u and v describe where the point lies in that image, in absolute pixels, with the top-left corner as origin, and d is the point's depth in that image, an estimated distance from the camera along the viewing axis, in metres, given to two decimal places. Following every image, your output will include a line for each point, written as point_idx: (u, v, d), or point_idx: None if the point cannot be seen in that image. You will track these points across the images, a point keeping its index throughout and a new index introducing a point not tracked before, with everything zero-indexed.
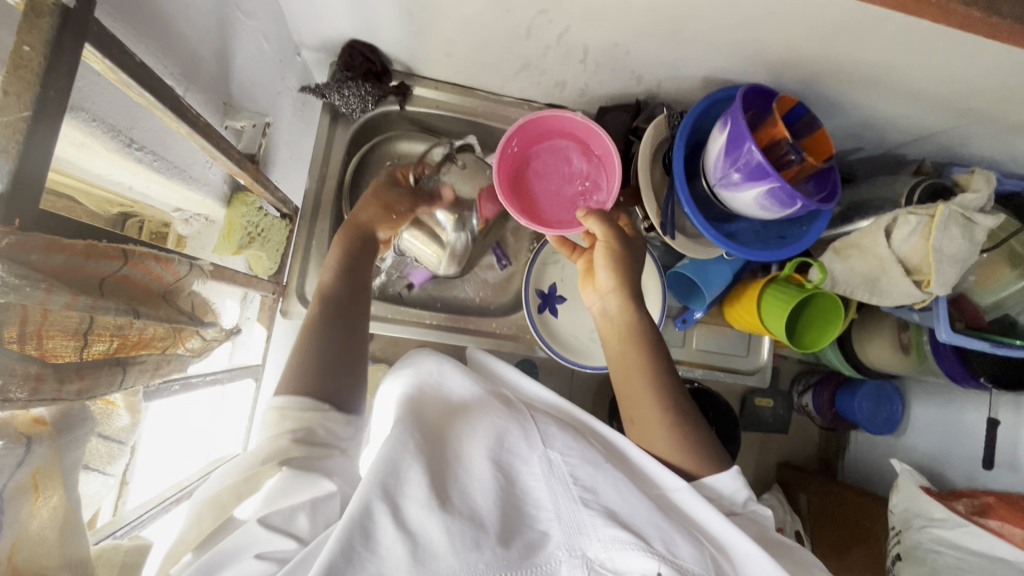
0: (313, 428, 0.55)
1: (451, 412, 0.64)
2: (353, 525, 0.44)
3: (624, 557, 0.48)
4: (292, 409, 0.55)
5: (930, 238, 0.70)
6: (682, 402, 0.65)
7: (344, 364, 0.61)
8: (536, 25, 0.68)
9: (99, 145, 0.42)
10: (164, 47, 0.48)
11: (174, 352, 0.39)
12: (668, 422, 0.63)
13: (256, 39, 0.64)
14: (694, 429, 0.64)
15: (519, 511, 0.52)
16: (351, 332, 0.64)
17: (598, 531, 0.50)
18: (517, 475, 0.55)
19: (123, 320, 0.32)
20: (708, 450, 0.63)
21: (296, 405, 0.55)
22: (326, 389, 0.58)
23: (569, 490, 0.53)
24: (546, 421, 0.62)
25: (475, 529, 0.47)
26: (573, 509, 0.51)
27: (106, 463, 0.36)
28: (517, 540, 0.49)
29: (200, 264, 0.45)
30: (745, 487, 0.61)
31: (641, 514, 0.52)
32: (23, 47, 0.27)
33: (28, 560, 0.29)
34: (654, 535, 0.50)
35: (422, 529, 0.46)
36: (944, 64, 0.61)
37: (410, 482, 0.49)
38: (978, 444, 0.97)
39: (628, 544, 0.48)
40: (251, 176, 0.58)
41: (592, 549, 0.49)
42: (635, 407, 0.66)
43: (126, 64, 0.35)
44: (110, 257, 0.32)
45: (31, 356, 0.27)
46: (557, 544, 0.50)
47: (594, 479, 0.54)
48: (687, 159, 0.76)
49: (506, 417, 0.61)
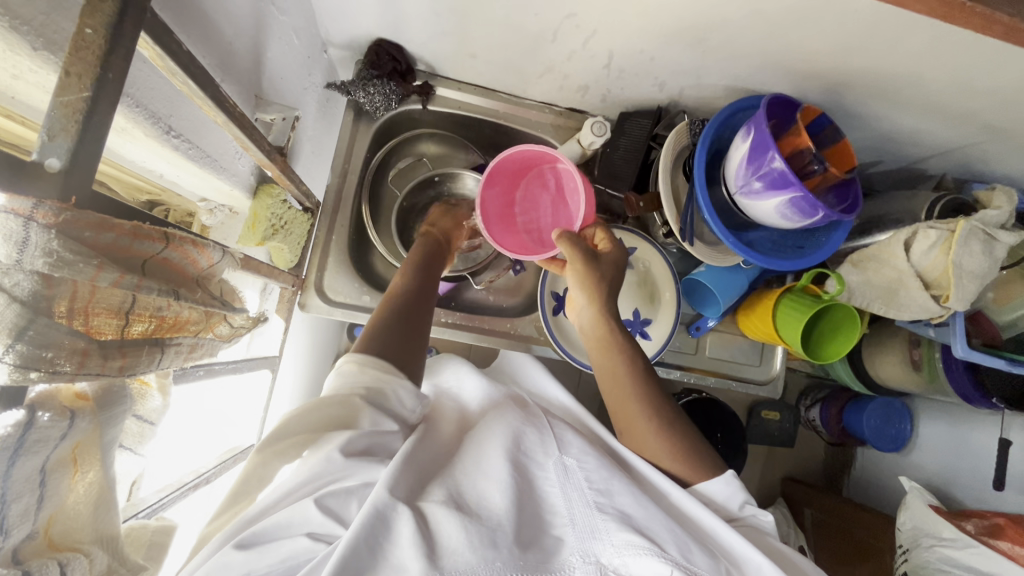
0: (382, 391, 0.56)
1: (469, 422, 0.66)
2: (375, 514, 0.44)
3: (636, 562, 0.46)
4: (368, 367, 0.56)
5: (950, 253, 0.70)
6: (671, 413, 0.65)
7: (423, 325, 0.66)
8: (562, 30, 0.68)
9: (140, 131, 0.43)
10: (202, 37, 0.49)
11: (206, 337, 0.40)
12: (655, 430, 0.64)
13: (288, 35, 0.65)
14: (690, 439, 0.64)
15: (535, 515, 0.51)
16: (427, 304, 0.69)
17: (613, 536, 0.48)
18: (533, 479, 0.54)
19: (162, 301, 0.32)
20: (704, 458, 0.63)
21: (374, 365, 0.57)
22: (406, 347, 0.61)
23: (583, 495, 0.52)
24: (562, 428, 0.63)
25: (492, 529, 0.46)
26: (588, 513, 0.50)
27: (138, 443, 0.36)
28: (532, 544, 0.47)
29: (232, 251, 0.46)
30: (742, 491, 0.61)
31: (655, 521, 0.51)
32: (85, 30, 0.27)
33: (64, 533, 0.29)
34: (669, 539, 0.49)
35: (441, 529, 0.45)
36: (970, 78, 0.62)
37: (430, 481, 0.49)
38: (988, 464, 0.96)
39: (641, 547, 0.47)
40: (278, 168, 0.59)
41: (605, 553, 0.48)
42: (622, 415, 0.66)
43: (174, 52, 0.36)
44: (153, 239, 0.32)
45: (79, 331, 0.28)
46: (571, 551, 0.48)
47: (609, 483, 0.53)
48: (708, 166, 0.76)
49: (522, 423, 0.61)
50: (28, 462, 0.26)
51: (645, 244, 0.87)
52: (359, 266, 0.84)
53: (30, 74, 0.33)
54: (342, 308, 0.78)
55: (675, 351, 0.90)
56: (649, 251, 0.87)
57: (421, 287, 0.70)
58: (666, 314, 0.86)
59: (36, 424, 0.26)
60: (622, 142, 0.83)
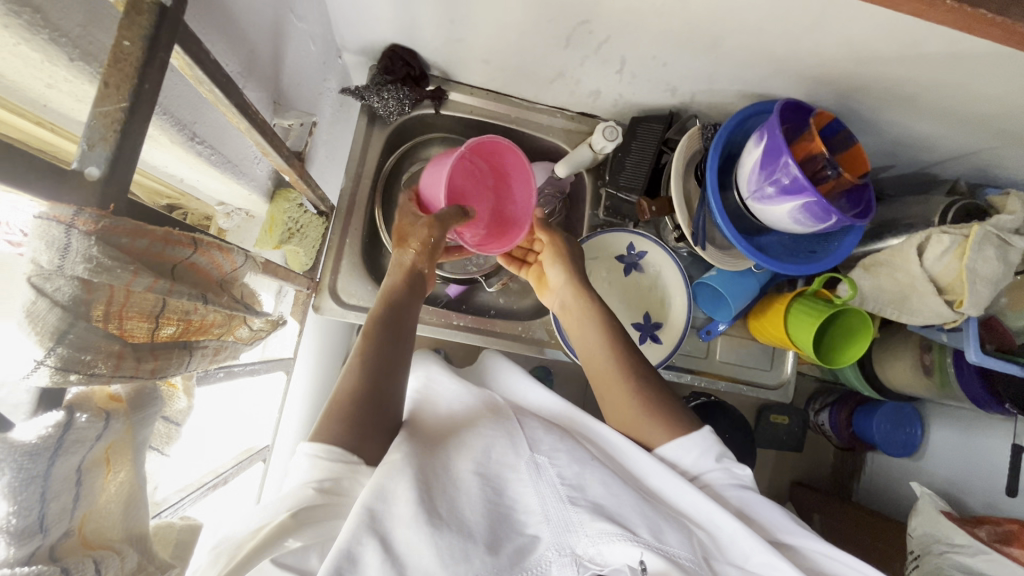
0: (342, 480, 0.52)
1: (446, 422, 0.64)
2: (340, 553, 0.43)
3: (610, 549, 0.48)
4: (322, 459, 0.52)
5: (963, 258, 0.69)
6: (649, 375, 0.67)
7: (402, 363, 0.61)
8: (576, 36, 0.69)
9: (166, 138, 0.44)
10: (225, 45, 0.49)
11: (229, 340, 0.41)
12: (633, 390, 0.65)
13: (305, 41, 0.66)
14: (662, 397, 0.65)
15: (506, 519, 0.51)
16: (399, 359, 0.61)
17: (586, 526, 0.49)
18: (505, 487, 0.54)
19: (191, 305, 0.33)
20: (679, 423, 0.63)
21: (330, 457, 0.52)
22: (368, 421, 0.56)
23: (556, 491, 0.52)
24: (532, 424, 0.61)
25: (463, 541, 0.46)
26: (561, 508, 0.51)
27: (165, 445, 0.37)
28: (506, 546, 0.48)
29: (253, 255, 0.46)
30: (716, 444, 0.62)
31: (627, 504, 0.52)
32: (122, 42, 0.28)
33: (95, 532, 0.30)
34: (640, 523, 0.50)
35: (410, 553, 0.44)
36: (984, 84, 0.62)
37: (398, 503, 0.47)
38: (1001, 470, 0.95)
39: (614, 534, 0.48)
40: (296, 172, 0.60)
41: (580, 545, 0.49)
42: (601, 383, 0.69)
43: (203, 62, 0.37)
44: (183, 244, 0.33)
45: (114, 334, 0.28)
46: (547, 547, 0.49)
47: (581, 476, 0.54)
48: (721, 170, 0.76)
49: (493, 427, 0.60)
50: (66, 462, 0.27)
51: (656, 248, 0.87)
52: (372, 270, 0.85)
53: (64, 83, 0.34)
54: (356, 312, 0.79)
55: (686, 355, 0.90)
56: (660, 255, 0.88)
57: (394, 327, 0.63)
58: (677, 318, 0.86)
59: (74, 425, 0.27)
60: (634, 147, 0.83)
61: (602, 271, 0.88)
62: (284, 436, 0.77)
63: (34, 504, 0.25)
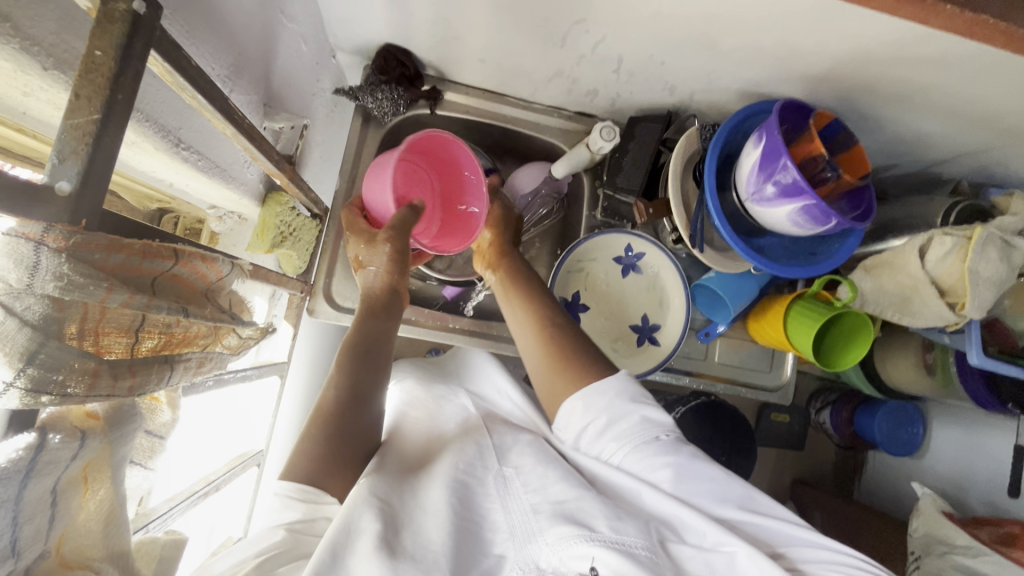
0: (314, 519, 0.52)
1: (426, 447, 0.66)
2: None
3: (570, 554, 0.47)
4: (293, 497, 0.52)
5: (966, 260, 0.68)
6: (563, 324, 0.67)
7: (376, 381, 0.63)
8: (572, 34, 0.68)
9: (149, 144, 0.43)
10: (213, 50, 0.49)
11: (215, 349, 0.40)
12: (541, 335, 0.66)
13: (297, 42, 0.65)
14: (571, 340, 0.65)
15: (474, 537, 0.51)
16: (372, 375, 0.62)
17: (546, 533, 0.49)
18: (475, 503, 0.55)
19: (172, 318, 0.32)
20: (590, 375, 0.61)
21: (296, 495, 0.52)
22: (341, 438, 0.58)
23: (522, 506, 0.53)
24: (503, 440, 0.65)
25: (426, 568, 0.46)
26: (525, 519, 0.52)
27: (149, 458, 0.37)
28: (472, 570, 0.48)
29: (240, 262, 0.46)
30: (631, 384, 0.59)
31: (586, 497, 0.51)
32: (94, 52, 0.28)
33: (75, 550, 0.30)
34: (598, 515, 0.49)
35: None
36: (987, 83, 0.60)
37: (362, 533, 0.48)
38: (1003, 472, 0.94)
39: (573, 537, 0.47)
40: (287, 176, 0.59)
41: (542, 557, 0.48)
42: (525, 350, 0.68)
43: (184, 67, 0.36)
44: (163, 256, 0.32)
45: (89, 351, 0.28)
46: (511, 565, 0.49)
47: (544, 479, 0.55)
48: (720, 171, 0.75)
49: (462, 446, 0.62)
50: (40, 484, 0.26)
51: (655, 249, 0.86)
52: None
53: (40, 92, 0.33)
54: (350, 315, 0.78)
55: (685, 356, 0.89)
56: (658, 256, 0.87)
57: (369, 351, 0.64)
58: (676, 320, 0.85)
59: (46, 447, 0.26)
60: (632, 147, 0.82)
61: (600, 272, 0.88)
62: (277, 441, 0.77)
63: (6, 527, 0.25)
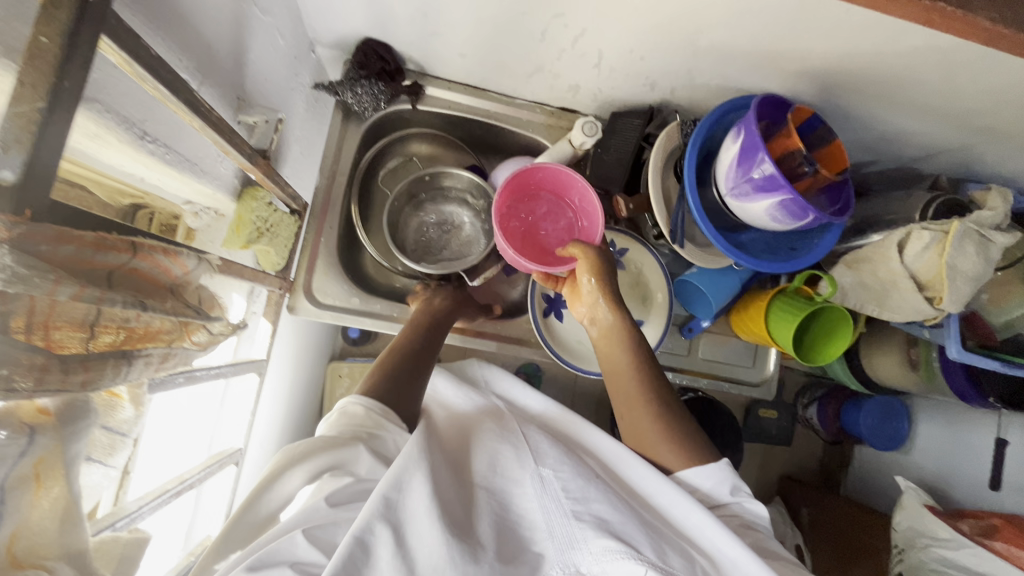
0: (385, 439, 0.59)
1: (455, 429, 0.67)
2: (355, 540, 0.46)
3: (614, 567, 0.49)
4: (374, 412, 0.61)
5: (944, 255, 0.69)
6: (666, 396, 0.68)
7: (423, 367, 0.71)
8: (551, 29, 0.67)
9: (112, 137, 0.43)
10: (182, 42, 0.48)
11: (181, 345, 0.40)
12: (652, 412, 0.66)
13: (272, 35, 0.64)
14: (681, 422, 0.66)
15: (514, 534, 0.54)
16: (421, 363, 0.71)
17: (590, 543, 0.51)
18: (513, 498, 0.57)
19: (129, 312, 0.32)
20: (698, 453, 0.64)
21: (380, 410, 0.61)
22: (405, 408, 0.65)
23: (561, 504, 0.54)
24: (537, 435, 0.63)
25: (473, 547, 0.49)
26: (566, 523, 0.52)
27: (109, 455, 0.36)
28: (513, 558, 0.51)
29: (209, 258, 0.46)
30: (732, 476, 0.62)
31: (630, 524, 0.52)
32: (39, 38, 0.28)
33: (27, 549, 0.29)
34: (644, 542, 0.50)
35: (418, 548, 0.48)
36: (961, 78, 0.61)
37: (412, 497, 0.51)
38: (984, 466, 0.96)
39: (618, 552, 0.49)
40: (262, 171, 0.59)
41: (585, 563, 0.50)
42: (623, 405, 0.69)
43: (143, 58, 0.35)
44: (119, 249, 0.32)
45: (38, 347, 0.28)
46: (552, 564, 0.51)
47: (586, 490, 0.55)
48: (699, 167, 0.75)
49: (505, 431, 0.64)
50: None
51: (637, 245, 0.87)
52: (347, 268, 0.84)
53: None
54: (331, 312, 0.78)
55: (667, 353, 0.90)
56: (641, 253, 0.87)
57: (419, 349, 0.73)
58: (659, 315, 0.85)
59: None
60: (613, 142, 0.82)
61: None
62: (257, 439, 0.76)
63: None
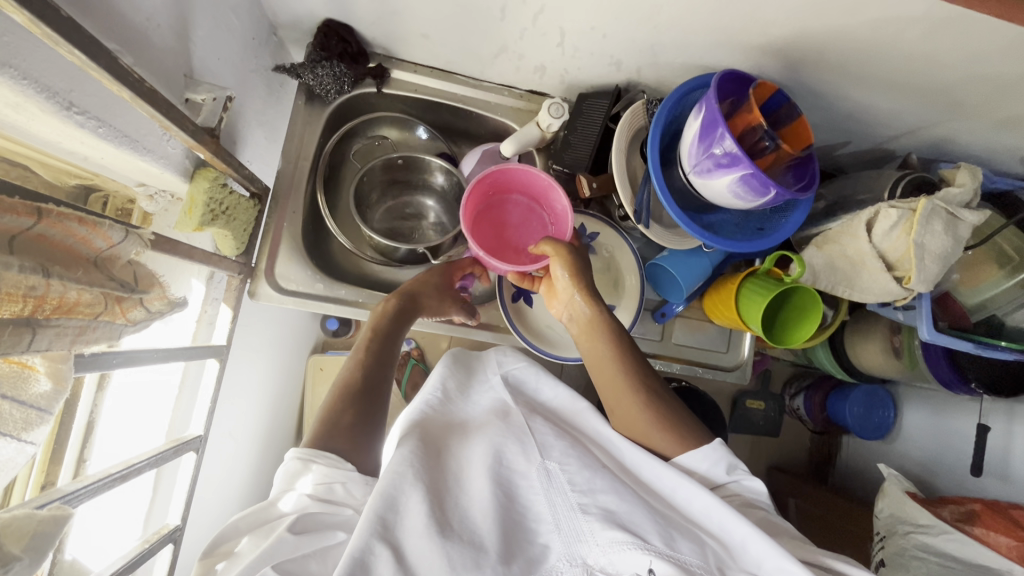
0: (333, 486, 0.54)
1: (455, 430, 0.65)
2: (353, 561, 0.45)
3: (621, 558, 0.48)
4: (316, 463, 0.55)
5: (912, 233, 0.68)
6: (652, 382, 0.66)
7: (376, 405, 0.64)
8: (510, 6, 0.66)
9: (33, 106, 0.42)
10: (116, 13, 0.47)
11: (110, 320, 0.40)
12: (641, 401, 0.64)
13: (224, 14, 0.63)
14: (671, 408, 0.64)
15: (520, 527, 0.53)
16: (376, 400, 0.65)
17: (597, 535, 0.50)
18: (518, 492, 0.56)
19: (33, 279, 0.33)
20: (696, 438, 0.63)
21: (323, 462, 0.55)
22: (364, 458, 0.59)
23: (567, 499, 0.53)
24: (543, 429, 0.62)
25: (475, 551, 0.48)
26: (572, 517, 0.52)
27: (21, 430, 0.35)
28: (517, 556, 0.49)
29: (140, 232, 0.45)
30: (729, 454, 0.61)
31: (639, 512, 0.52)
32: None
33: None
34: (652, 531, 0.50)
35: (419, 559, 0.47)
36: (922, 51, 0.60)
37: (409, 512, 0.50)
38: (966, 451, 0.95)
39: (626, 543, 0.48)
40: (210, 150, 0.57)
41: (591, 555, 0.49)
42: (610, 396, 0.67)
43: (49, 17, 0.34)
44: (20, 214, 0.33)
45: None
46: (558, 556, 0.50)
47: (592, 482, 0.54)
48: (665, 147, 0.74)
49: (505, 430, 0.62)
50: None
51: (608, 228, 0.86)
52: (313, 255, 0.83)
53: None
54: (293, 297, 0.77)
55: (641, 338, 0.89)
56: (612, 237, 0.86)
57: (376, 375, 0.67)
58: (630, 299, 0.85)
59: None
60: (580, 124, 0.81)
61: None
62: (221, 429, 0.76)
63: None
